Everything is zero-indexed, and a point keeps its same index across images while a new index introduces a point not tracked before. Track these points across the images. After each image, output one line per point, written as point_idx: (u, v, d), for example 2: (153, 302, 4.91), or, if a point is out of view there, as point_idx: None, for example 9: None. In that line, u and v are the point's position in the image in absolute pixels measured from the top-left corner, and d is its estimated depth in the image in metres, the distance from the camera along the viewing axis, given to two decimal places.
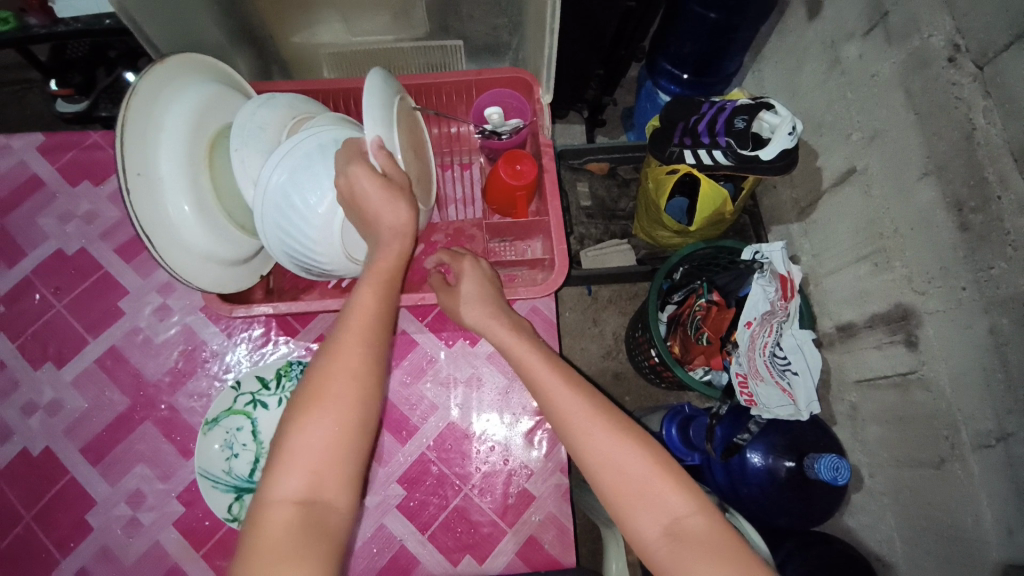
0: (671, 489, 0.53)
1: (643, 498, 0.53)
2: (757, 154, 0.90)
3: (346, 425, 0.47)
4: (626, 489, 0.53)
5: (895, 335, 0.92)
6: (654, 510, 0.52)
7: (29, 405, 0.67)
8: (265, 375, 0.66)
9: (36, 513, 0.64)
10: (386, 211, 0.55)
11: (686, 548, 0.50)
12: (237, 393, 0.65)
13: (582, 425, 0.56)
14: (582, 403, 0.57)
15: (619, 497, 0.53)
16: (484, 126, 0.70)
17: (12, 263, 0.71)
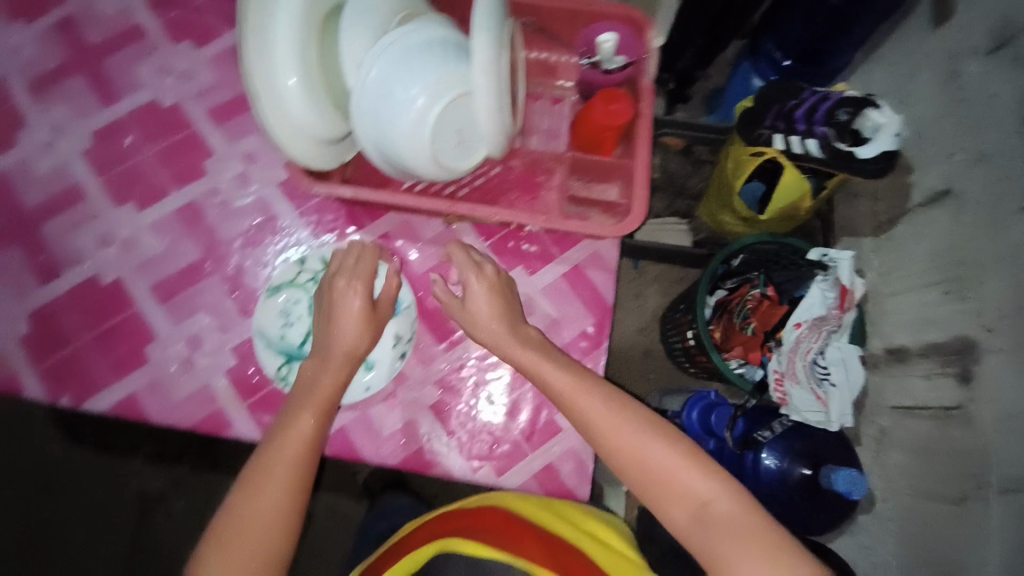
0: (696, 476, 0.54)
1: (667, 489, 0.55)
2: (853, 150, 0.87)
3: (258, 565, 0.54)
4: (650, 482, 0.56)
5: (949, 367, 0.89)
6: (681, 499, 0.54)
7: (106, 237, 0.71)
8: (329, 258, 0.70)
9: (96, 336, 0.68)
10: (349, 342, 0.64)
11: (711, 530, 0.52)
12: (301, 269, 0.70)
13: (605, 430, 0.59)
14: (602, 407, 0.60)
15: (647, 490, 0.56)
16: (592, 55, 0.67)
17: (111, 104, 0.74)
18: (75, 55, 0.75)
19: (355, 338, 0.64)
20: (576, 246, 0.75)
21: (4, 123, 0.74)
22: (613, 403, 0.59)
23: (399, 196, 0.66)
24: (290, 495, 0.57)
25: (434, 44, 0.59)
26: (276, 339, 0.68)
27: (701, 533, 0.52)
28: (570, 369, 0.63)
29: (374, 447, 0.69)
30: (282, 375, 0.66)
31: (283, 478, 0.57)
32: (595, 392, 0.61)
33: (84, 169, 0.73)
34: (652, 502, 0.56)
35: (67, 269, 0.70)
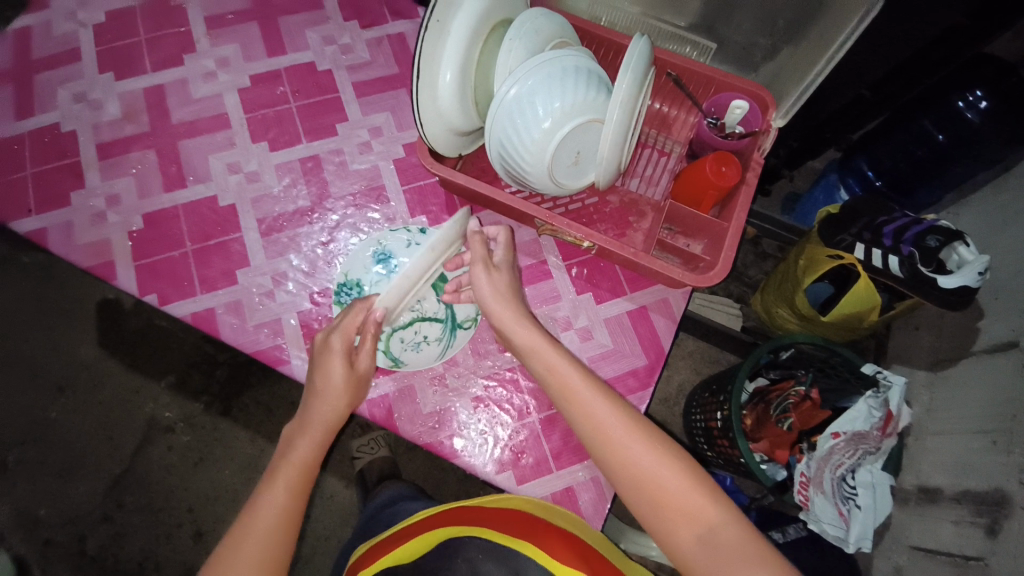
0: (710, 501, 0.51)
1: (678, 510, 0.51)
2: (935, 277, 0.87)
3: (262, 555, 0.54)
4: (656, 498, 0.52)
5: (979, 518, 0.86)
6: (691, 522, 0.50)
7: (234, 165, 0.77)
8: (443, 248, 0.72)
9: (197, 249, 0.74)
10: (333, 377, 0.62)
11: (720, 556, 0.48)
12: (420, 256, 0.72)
13: (612, 437, 0.55)
14: (614, 413, 0.56)
15: (655, 512, 0.52)
16: (718, 119, 0.72)
17: (273, 54, 0.82)
18: (257, 5, 0.85)
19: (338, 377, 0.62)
20: (647, 290, 0.77)
21: (178, 46, 0.83)
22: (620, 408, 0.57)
23: (504, 194, 0.70)
24: (267, 564, 0.54)
25: (582, 72, 0.66)
26: (349, 293, 0.71)
27: (711, 559, 0.48)
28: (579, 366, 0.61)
29: (407, 423, 0.70)
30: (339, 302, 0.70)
31: (255, 555, 0.54)
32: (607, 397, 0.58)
33: (233, 102, 0.80)
34: (653, 524, 0.52)
35: (191, 183, 0.77)
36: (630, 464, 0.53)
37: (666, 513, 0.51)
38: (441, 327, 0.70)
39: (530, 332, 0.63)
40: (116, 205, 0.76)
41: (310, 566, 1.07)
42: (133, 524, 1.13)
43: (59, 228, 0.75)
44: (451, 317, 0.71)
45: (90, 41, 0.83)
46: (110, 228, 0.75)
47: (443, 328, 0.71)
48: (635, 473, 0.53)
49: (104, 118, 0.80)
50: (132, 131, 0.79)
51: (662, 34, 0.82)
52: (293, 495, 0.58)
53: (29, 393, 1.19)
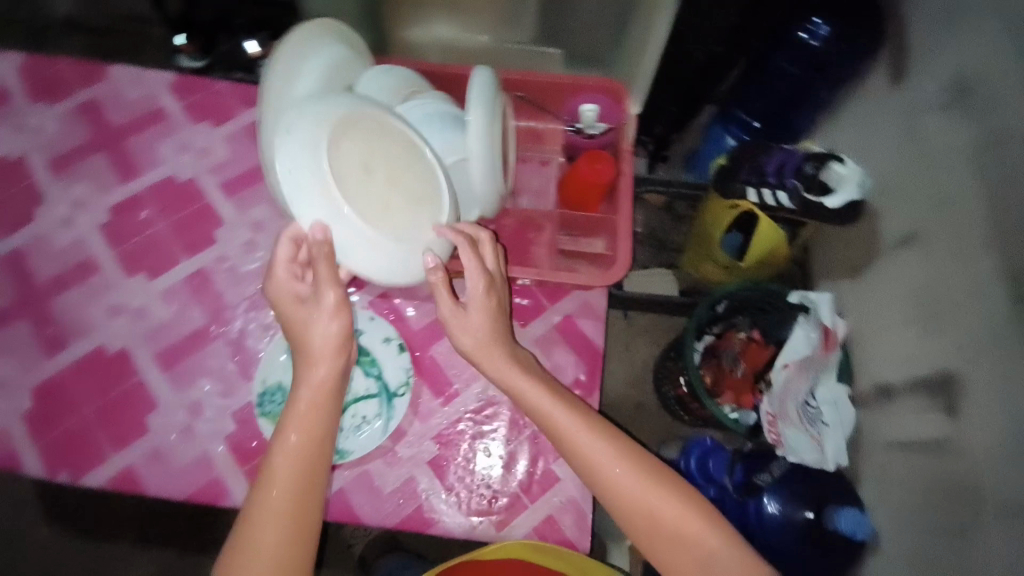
0: (705, 524, 0.56)
1: (677, 538, 0.56)
2: (822, 200, 0.93)
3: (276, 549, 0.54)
4: (654, 532, 0.57)
5: (936, 402, 0.89)
6: (690, 547, 0.56)
7: (117, 306, 0.74)
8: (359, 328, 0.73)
9: (98, 408, 0.70)
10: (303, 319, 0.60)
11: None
12: None
13: (609, 476, 0.59)
14: (607, 451, 0.60)
15: (652, 539, 0.57)
16: (577, 123, 0.77)
17: (128, 180, 0.79)
18: (98, 135, 0.81)
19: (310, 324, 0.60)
20: (567, 299, 0.78)
21: (26, 201, 0.78)
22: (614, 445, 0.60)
23: None
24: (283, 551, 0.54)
25: (435, 121, 0.68)
26: (273, 400, 0.69)
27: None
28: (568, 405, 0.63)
29: (372, 509, 0.69)
30: (265, 409, 0.68)
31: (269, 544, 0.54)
32: (600, 435, 0.61)
33: (98, 242, 0.76)
34: (653, 552, 0.58)
35: (77, 339, 0.72)
36: (627, 502, 0.58)
37: (665, 543, 0.57)
38: (377, 402, 0.71)
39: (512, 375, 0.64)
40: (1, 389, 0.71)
41: None
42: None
43: None
44: (384, 389, 0.72)
45: None
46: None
47: (379, 403, 0.72)
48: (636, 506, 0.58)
49: None
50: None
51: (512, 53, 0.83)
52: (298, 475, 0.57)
53: None
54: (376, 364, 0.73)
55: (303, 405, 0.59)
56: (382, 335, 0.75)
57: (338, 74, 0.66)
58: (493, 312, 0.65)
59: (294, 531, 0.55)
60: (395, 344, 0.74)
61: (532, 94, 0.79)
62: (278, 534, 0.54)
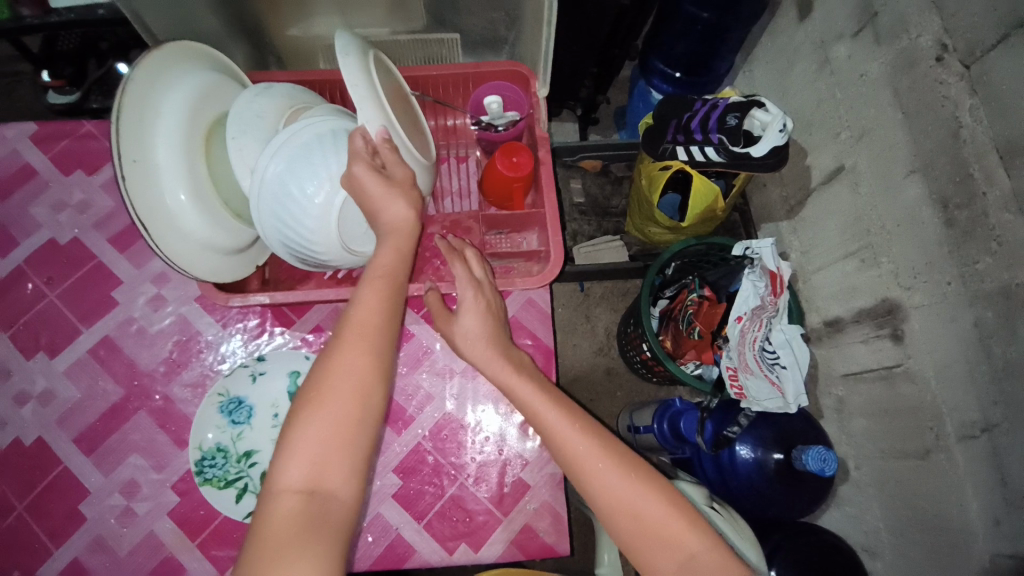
0: (687, 528, 0.53)
1: (662, 538, 0.53)
2: (748, 150, 0.91)
3: (347, 421, 0.48)
4: (639, 532, 0.53)
5: (882, 330, 0.91)
6: (672, 550, 0.52)
7: (21, 395, 0.67)
8: (298, 370, 0.68)
9: (27, 507, 0.63)
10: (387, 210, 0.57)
11: None
12: (278, 394, 0.67)
13: (592, 467, 0.56)
14: (590, 444, 0.57)
15: (636, 540, 0.54)
16: (482, 118, 0.72)
17: (5, 253, 0.71)
18: None
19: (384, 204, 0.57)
20: (510, 299, 0.75)
21: None
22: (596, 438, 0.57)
23: (314, 291, 0.66)
24: (354, 425, 0.48)
25: (328, 138, 0.60)
26: (215, 464, 0.64)
27: None
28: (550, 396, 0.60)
29: None
30: (205, 476, 0.63)
31: (338, 420, 0.48)
32: (584, 427, 0.58)
33: None
34: (635, 554, 0.54)
35: None
36: (613, 498, 0.54)
37: (649, 545, 0.53)
38: None
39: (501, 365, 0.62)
40: None
41: None
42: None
43: None
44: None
45: None
46: None
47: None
48: (616, 505, 0.54)
49: None
50: None
51: (404, 47, 0.77)
52: (376, 342, 0.51)
53: None
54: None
55: (382, 265, 0.56)
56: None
57: (203, 104, 0.61)
58: (487, 316, 0.65)
59: (366, 392, 0.49)
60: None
61: (431, 92, 0.74)
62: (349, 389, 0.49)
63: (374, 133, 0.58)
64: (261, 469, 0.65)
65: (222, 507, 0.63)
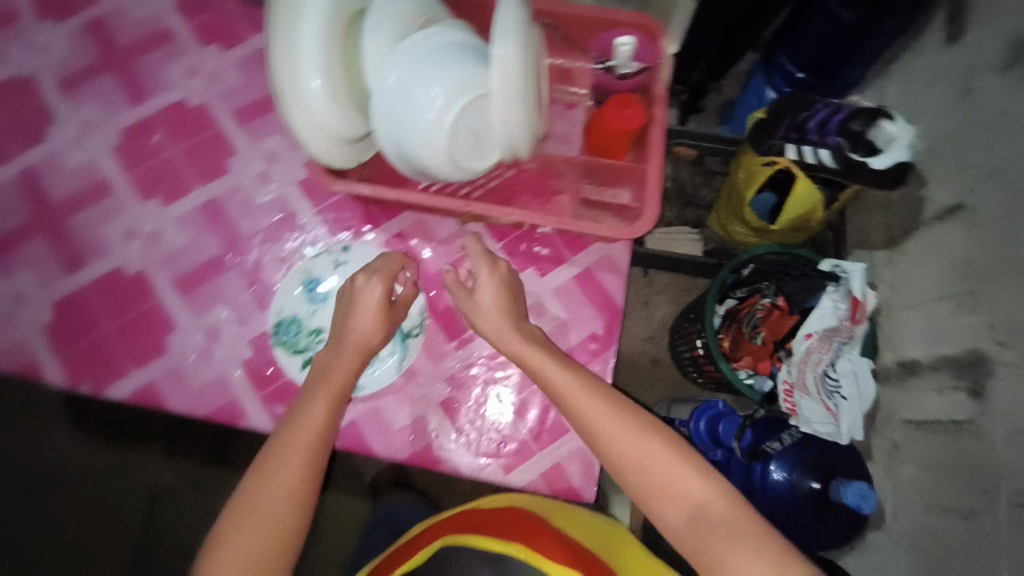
0: (692, 478, 0.56)
1: (668, 492, 0.56)
2: (867, 160, 0.85)
3: (273, 533, 0.58)
4: (650, 484, 0.57)
5: (960, 382, 0.86)
6: (679, 501, 0.56)
7: (131, 230, 0.74)
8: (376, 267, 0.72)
9: (117, 326, 0.71)
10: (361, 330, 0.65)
11: (708, 531, 0.54)
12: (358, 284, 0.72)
13: (605, 428, 0.60)
14: (605, 408, 0.61)
15: (646, 492, 0.57)
16: (608, 60, 0.71)
17: (138, 103, 0.78)
18: (106, 56, 0.79)
19: (371, 327, 0.65)
20: (589, 250, 0.76)
21: (34, 118, 0.77)
22: (609, 401, 0.61)
23: (415, 194, 0.68)
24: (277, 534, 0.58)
25: (454, 49, 0.62)
26: (288, 331, 0.70)
27: (699, 533, 0.54)
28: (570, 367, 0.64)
29: (383, 444, 0.70)
30: (279, 340, 0.69)
31: (266, 530, 0.58)
32: (593, 390, 0.62)
33: (111, 164, 0.76)
34: (647, 503, 0.58)
35: (92, 259, 0.73)
36: (623, 456, 0.58)
37: (656, 497, 0.57)
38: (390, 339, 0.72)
39: (529, 350, 0.64)
40: (24, 303, 0.72)
41: None
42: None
43: None
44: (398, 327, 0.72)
45: None
46: (19, 330, 0.71)
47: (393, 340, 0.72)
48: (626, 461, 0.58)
49: None
50: (17, 222, 0.75)
51: None
52: (308, 458, 0.61)
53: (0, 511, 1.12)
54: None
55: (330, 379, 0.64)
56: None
57: None
58: (501, 292, 0.67)
59: (294, 507, 0.59)
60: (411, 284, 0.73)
61: (556, 24, 0.73)
62: (284, 500, 0.59)
63: (514, 63, 0.57)
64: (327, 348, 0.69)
65: (288, 370, 0.69)
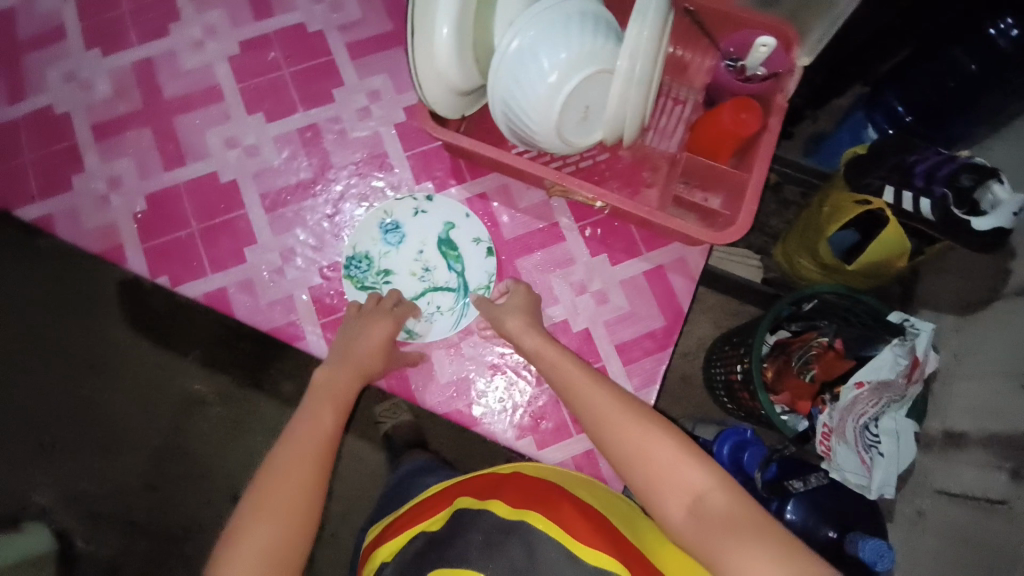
0: (693, 468, 0.52)
1: (667, 482, 0.53)
2: (969, 220, 0.81)
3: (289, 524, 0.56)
4: (650, 476, 0.53)
5: (1004, 462, 0.82)
6: (679, 494, 0.52)
7: (233, 140, 0.78)
8: (454, 222, 0.76)
9: (203, 229, 0.76)
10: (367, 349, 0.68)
11: (708, 526, 0.49)
12: (432, 236, 0.75)
13: (609, 417, 0.58)
14: (610, 398, 0.60)
15: (647, 485, 0.53)
16: (741, 60, 0.69)
17: (260, 18, 0.82)
18: None
19: (377, 350, 0.69)
20: (665, 248, 0.77)
21: (163, 15, 0.83)
22: (615, 394, 0.60)
23: (510, 155, 0.68)
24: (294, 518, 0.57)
25: (588, 19, 0.61)
26: (359, 267, 0.74)
27: (700, 528, 0.49)
28: (585, 367, 0.64)
29: (427, 397, 0.74)
30: (350, 275, 0.74)
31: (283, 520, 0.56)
32: (601, 383, 0.62)
33: (225, 72, 0.80)
34: (647, 499, 0.54)
35: (191, 160, 0.78)
36: (624, 444, 0.56)
37: (656, 488, 0.53)
38: (453, 296, 0.75)
39: (545, 344, 0.66)
40: (118, 187, 0.78)
41: (338, 542, 1.12)
42: (144, 518, 1.15)
43: (65, 212, 0.77)
44: (463, 286, 0.75)
45: (75, 17, 0.83)
46: (114, 211, 0.77)
47: (456, 298, 0.75)
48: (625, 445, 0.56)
49: (95, 97, 0.81)
50: (127, 109, 0.80)
51: None
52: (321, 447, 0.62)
53: (42, 378, 1.18)
54: (461, 262, 0.75)
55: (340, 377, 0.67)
56: (473, 235, 0.76)
57: None
58: (528, 306, 0.70)
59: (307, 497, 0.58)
60: (483, 247, 0.76)
61: (700, 16, 0.72)
62: (295, 499, 0.58)
63: (649, 42, 0.56)
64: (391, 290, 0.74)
65: (352, 293, 0.74)
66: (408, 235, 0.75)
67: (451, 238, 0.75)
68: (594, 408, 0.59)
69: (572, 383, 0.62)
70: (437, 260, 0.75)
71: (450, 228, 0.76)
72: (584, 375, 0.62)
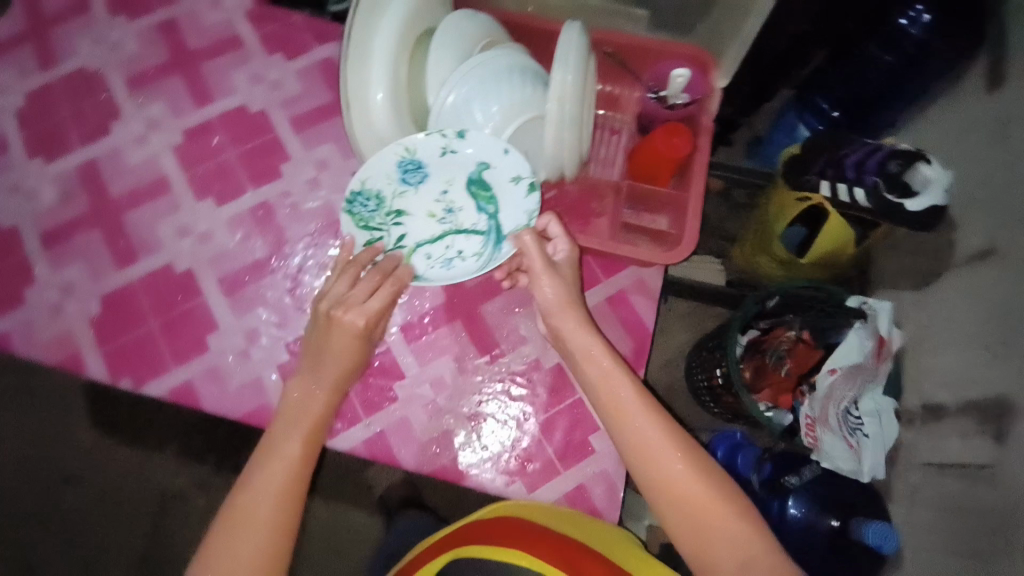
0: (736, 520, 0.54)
1: (713, 533, 0.54)
2: (903, 203, 0.87)
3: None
4: (695, 524, 0.55)
5: (985, 426, 0.84)
6: (726, 545, 0.53)
7: (184, 229, 0.79)
8: (489, 163, 0.69)
9: (162, 323, 0.76)
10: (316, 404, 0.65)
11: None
12: (467, 167, 0.69)
13: (657, 454, 0.58)
14: (659, 432, 0.59)
15: (694, 532, 0.55)
16: (661, 90, 0.76)
17: (203, 104, 0.83)
18: (174, 57, 0.85)
19: (340, 373, 0.67)
20: (622, 272, 0.80)
21: (103, 113, 0.84)
22: (665, 427, 0.59)
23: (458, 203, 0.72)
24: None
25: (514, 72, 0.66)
26: (366, 203, 0.69)
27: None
28: (637, 386, 0.62)
29: (411, 456, 0.74)
30: (349, 207, 0.68)
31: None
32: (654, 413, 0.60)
33: (171, 163, 0.81)
34: (689, 545, 0.55)
35: (144, 254, 0.78)
36: (671, 488, 0.57)
37: (701, 537, 0.55)
38: (479, 240, 0.72)
39: (605, 357, 0.64)
40: (71, 293, 0.77)
41: None
42: None
43: (21, 326, 0.76)
44: (494, 229, 0.71)
45: (15, 127, 0.83)
46: (69, 319, 0.76)
47: (484, 242, 0.72)
48: (676, 496, 0.56)
49: (43, 206, 0.81)
50: (75, 211, 0.80)
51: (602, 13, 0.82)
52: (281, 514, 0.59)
53: (14, 493, 1.13)
54: (494, 202, 0.71)
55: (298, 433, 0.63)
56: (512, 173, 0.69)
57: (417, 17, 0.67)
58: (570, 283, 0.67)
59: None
60: (524, 183, 0.69)
61: (619, 54, 0.79)
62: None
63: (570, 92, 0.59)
64: (401, 231, 0.71)
65: (353, 232, 0.69)
66: (431, 175, 0.70)
67: (482, 175, 0.70)
68: (645, 443, 0.58)
69: (624, 410, 0.61)
70: (465, 199, 0.71)
71: (484, 169, 0.69)
72: (639, 400, 0.60)
